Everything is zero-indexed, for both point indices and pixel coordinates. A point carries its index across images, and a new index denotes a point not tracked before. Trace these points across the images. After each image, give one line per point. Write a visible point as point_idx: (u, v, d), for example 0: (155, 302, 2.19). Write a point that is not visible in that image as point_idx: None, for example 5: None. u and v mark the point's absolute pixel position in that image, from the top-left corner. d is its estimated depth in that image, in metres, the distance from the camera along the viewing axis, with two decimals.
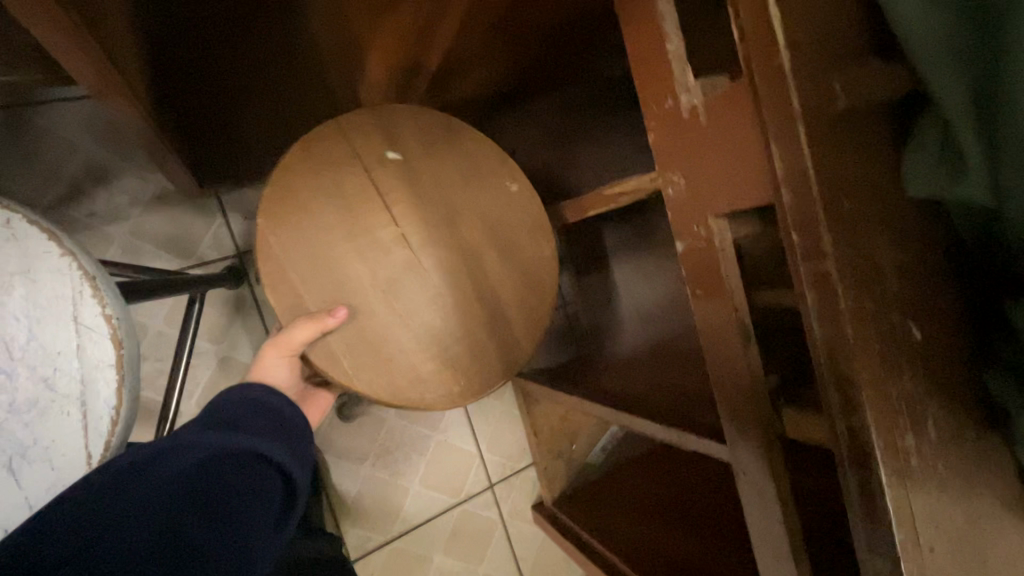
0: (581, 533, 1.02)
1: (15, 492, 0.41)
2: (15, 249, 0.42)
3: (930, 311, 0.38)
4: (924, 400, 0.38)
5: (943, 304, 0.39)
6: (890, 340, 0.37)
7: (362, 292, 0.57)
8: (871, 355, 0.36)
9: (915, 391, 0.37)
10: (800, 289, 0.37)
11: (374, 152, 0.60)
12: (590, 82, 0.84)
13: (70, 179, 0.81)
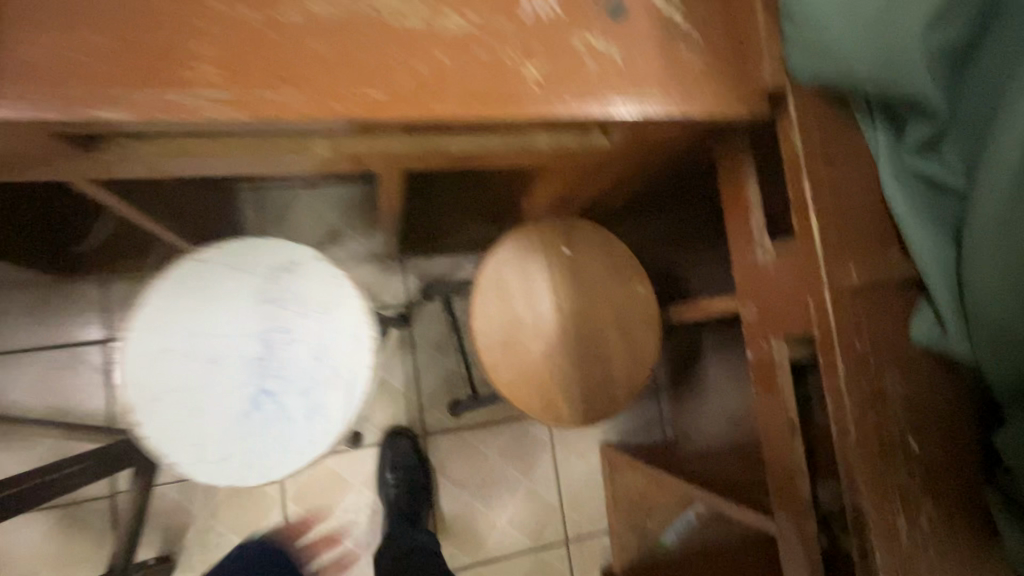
0: None
1: (308, 433, 0.68)
2: (337, 289, 0.72)
3: (933, 433, 0.53)
4: (920, 498, 0.52)
5: (947, 430, 0.53)
6: (891, 447, 0.52)
7: (523, 348, 0.78)
8: (872, 454, 0.52)
9: (912, 489, 0.52)
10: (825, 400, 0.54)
11: (554, 248, 0.81)
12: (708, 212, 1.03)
13: (319, 238, 1.18)
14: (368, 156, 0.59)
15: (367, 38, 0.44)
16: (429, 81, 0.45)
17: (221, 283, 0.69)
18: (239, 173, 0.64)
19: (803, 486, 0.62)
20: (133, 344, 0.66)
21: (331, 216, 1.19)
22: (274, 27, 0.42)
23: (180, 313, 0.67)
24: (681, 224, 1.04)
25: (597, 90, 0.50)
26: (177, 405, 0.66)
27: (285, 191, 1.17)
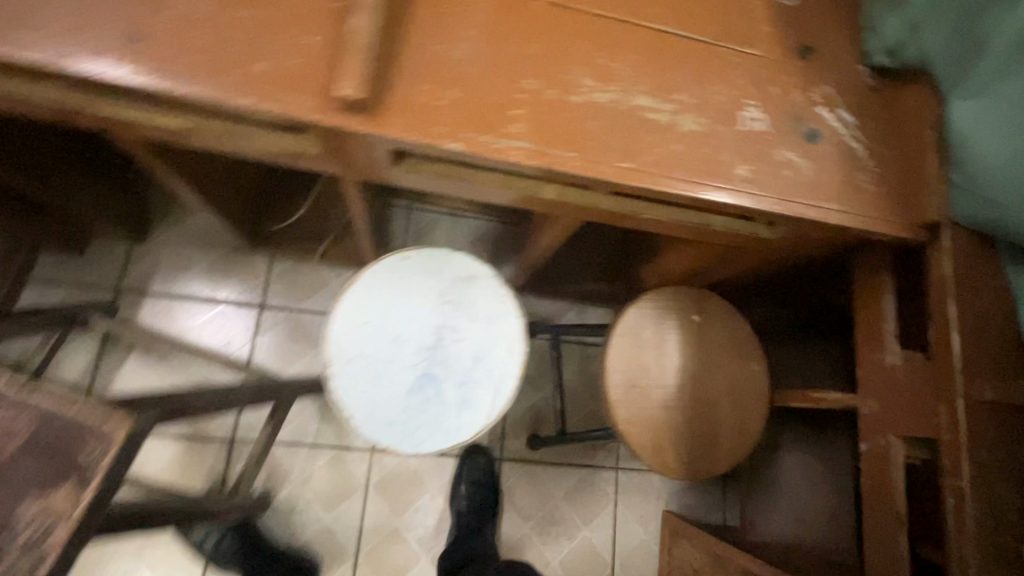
0: None
1: (455, 423, 0.80)
2: (504, 305, 0.84)
3: None
4: None
5: None
6: (1001, 553, 0.59)
7: (645, 390, 0.87)
8: (983, 556, 0.58)
9: None
10: (945, 498, 0.61)
11: (686, 312, 0.91)
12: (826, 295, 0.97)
13: None
14: (573, 208, 0.73)
15: (627, 127, 0.59)
16: (664, 165, 0.59)
17: (417, 279, 0.83)
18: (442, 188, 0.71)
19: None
20: (340, 311, 0.80)
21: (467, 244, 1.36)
22: (567, 109, 0.57)
23: (380, 295, 0.82)
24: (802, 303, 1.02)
25: (789, 195, 0.62)
26: (363, 369, 0.79)
27: (432, 215, 1.36)
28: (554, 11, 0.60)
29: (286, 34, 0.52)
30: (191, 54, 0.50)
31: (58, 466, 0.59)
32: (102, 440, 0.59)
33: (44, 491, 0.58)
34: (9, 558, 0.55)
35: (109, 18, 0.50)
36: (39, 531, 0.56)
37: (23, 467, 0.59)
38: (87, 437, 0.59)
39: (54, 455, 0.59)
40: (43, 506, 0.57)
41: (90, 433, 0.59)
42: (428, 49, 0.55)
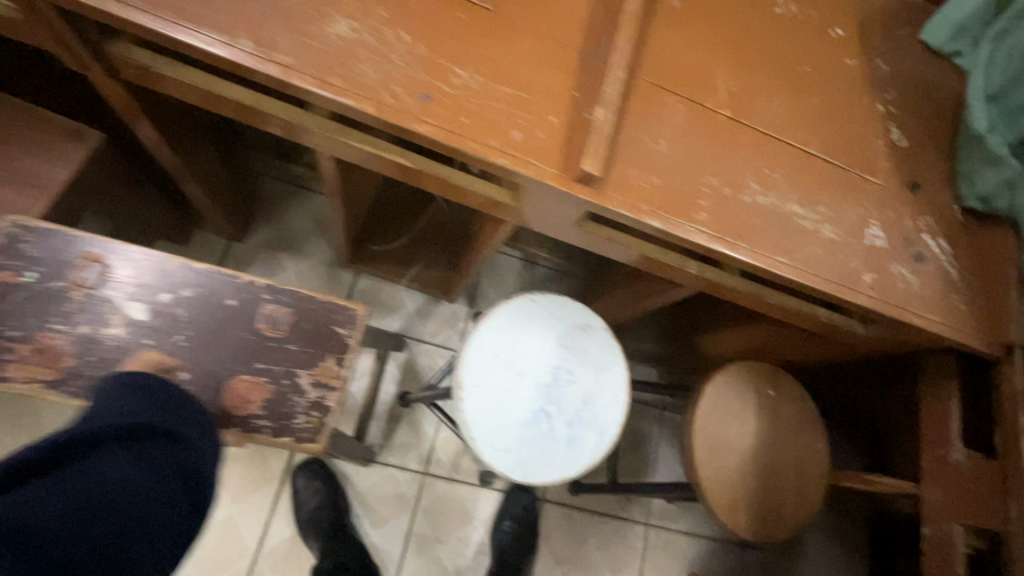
0: None
1: (564, 457, 0.87)
2: (613, 355, 0.93)
3: None
4: None
5: None
6: None
7: (727, 452, 0.96)
8: None
9: None
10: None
11: (764, 387, 1.01)
12: (884, 389, 1.06)
13: None
14: (701, 283, 0.83)
15: (784, 228, 0.71)
16: (810, 264, 0.71)
17: (542, 321, 0.92)
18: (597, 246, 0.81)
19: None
20: (473, 340, 0.88)
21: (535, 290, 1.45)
22: (739, 206, 0.69)
23: (509, 331, 0.90)
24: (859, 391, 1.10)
25: (902, 302, 0.74)
26: (488, 397, 0.86)
27: (506, 258, 1.46)
28: (731, 124, 0.72)
29: (536, 113, 0.63)
30: (464, 117, 0.60)
31: (313, 344, 0.69)
32: (352, 321, 0.71)
33: (309, 364, 0.68)
34: (298, 414, 0.67)
35: (403, 70, 0.60)
36: (318, 397, 0.68)
37: (283, 345, 0.68)
38: (336, 318, 0.71)
39: (311, 334, 0.70)
40: (316, 379, 0.68)
41: (341, 312, 0.71)
42: (640, 140, 0.67)
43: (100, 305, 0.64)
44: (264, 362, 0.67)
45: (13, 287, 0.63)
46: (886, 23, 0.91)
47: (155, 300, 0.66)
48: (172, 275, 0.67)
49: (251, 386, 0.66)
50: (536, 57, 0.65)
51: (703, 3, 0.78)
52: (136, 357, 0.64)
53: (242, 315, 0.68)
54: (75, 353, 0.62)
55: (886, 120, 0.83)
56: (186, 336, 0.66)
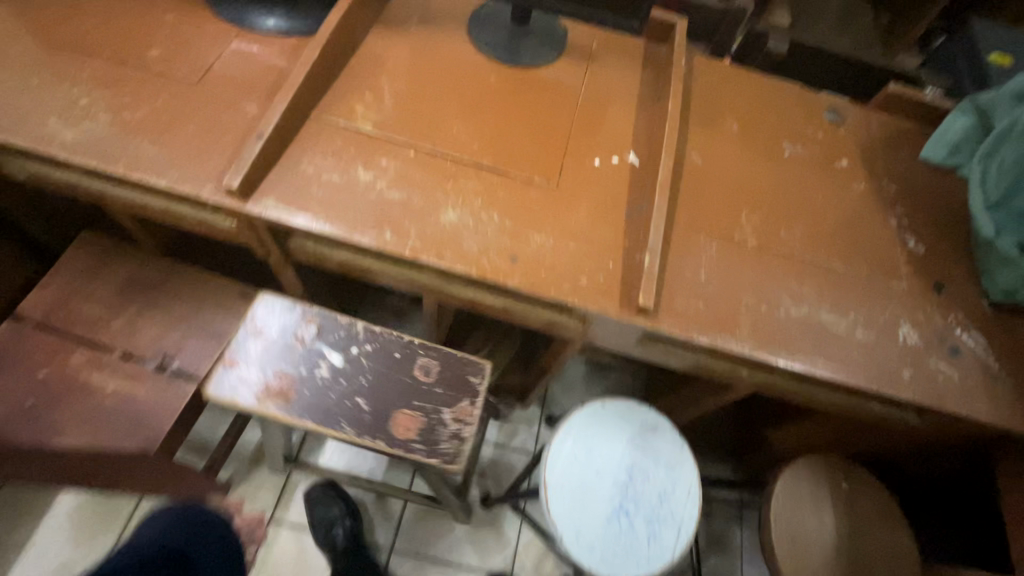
0: None
1: (646, 554, 0.93)
2: (684, 453, 1.02)
3: None
4: None
5: None
6: None
7: (809, 548, 0.98)
8: None
9: None
10: None
11: (836, 478, 1.05)
12: (962, 480, 1.05)
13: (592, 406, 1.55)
14: (755, 386, 0.93)
15: (817, 335, 0.82)
16: (848, 365, 0.81)
17: (615, 424, 1.03)
18: (657, 360, 0.95)
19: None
20: (555, 444, 0.99)
21: (600, 393, 1.57)
22: (775, 320, 0.82)
23: (587, 433, 1.01)
24: (939, 485, 1.10)
25: (946, 396, 0.81)
26: (573, 495, 0.96)
27: (572, 363, 1.60)
28: (758, 251, 0.88)
29: (598, 262, 0.82)
30: (543, 270, 0.79)
31: (456, 388, 0.84)
32: (483, 372, 0.86)
33: (453, 403, 0.83)
34: (444, 444, 0.80)
35: (496, 240, 0.81)
36: (461, 428, 0.81)
37: (433, 388, 0.83)
38: (471, 368, 0.86)
39: (453, 380, 0.85)
40: (457, 415, 0.82)
41: (476, 364, 0.87)
42: (682, 274, 0.83)
43: (311, 352, 0.82)
44: (420, 401, 0.82)
45: (255, 337, 0.82)
46: (885, 149, 1.07)
47: (349, 351, 0.83)
48: (357, 332, 0.85)
49: (410, 420, 0.80)
50: (593, 218, 0.86)
51: (720, 158, 0.98)
52: (333, 392, 0.80)
53: (405, 363, 0.85)
54: (294, 387, 0.79)
55: (901, 233, 0.96)
56: (367, 378, 0.82)
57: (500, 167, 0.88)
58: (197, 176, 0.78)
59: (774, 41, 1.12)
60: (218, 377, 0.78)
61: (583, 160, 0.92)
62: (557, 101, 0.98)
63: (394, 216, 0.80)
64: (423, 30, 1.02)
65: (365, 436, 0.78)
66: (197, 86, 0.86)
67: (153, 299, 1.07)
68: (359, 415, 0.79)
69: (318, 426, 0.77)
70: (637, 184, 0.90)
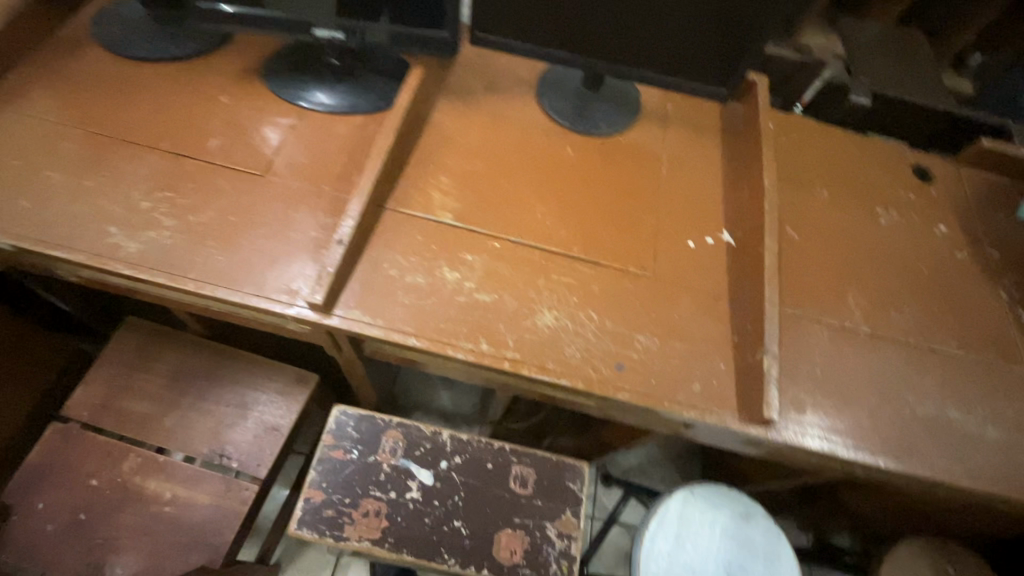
0: None
1: None
2: (780, 545, 0.95)
3: None
4: None
5: None
6: None
7: None
8: None
9: None
10: None
11: (942, 564, 0.98)
12: None
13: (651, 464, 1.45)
14: (866, 481, 0.86)
15: (948, 436, 0.76)
16: (985, 469, 0.74)
17: (704, 517, 0.96)
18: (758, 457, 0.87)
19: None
20: (645, 542, 0.93)
21: (657, 452, 1.47)
22: (900, 420, 0.76)
23: (676, 529, 0.94)
24: None
25: None
26: None
27: None
28: (872, 340, 0.82)
29: (708, 363, 0.75)
30: (653, 376, 0.73)
31: (553, 498, 0.81)
32: (580, 476, 0.84)
33: (554, 517, 0.80)
34: (552, 564, 0.77)
35: (599, 344, 0.74)
36: (565, 545, 0.78)
37: (532, 500, 0.81)
38: (566, 474, 0.83)
39: (551, 490, 0.82)
40: (560, 529, 0.79)
41: (571, 469, 0.84)
42: (798, 373, 0.77)
43: (400, 474, 0.79)
44: (521, 517, 0.79)
45: (343, 462, 0.79)
46: (981, 210, 1.00)
47: (439, 467, 0.81)
48: (445, 445, 0.83)
49: (513, 539, 0.77)
50: (696, 311, 0.79)
51: (817, 231, 0.91)
52: (429, 517, 0.77)
53: (499, 475, 0.82)
54: (388, 515, 0.77)
55: (1014, 307, 0.89)
56: (462, 498, 0.79)
57: (592, 256, 0.81)
58: (275, 288, 0.71)
59: (856, 94, 1.05)
60: (313, 510, 0.76)
61: (677, 243, 0.85)
62: (640, 173, 0.91)
63: (487, 322, 0.73)
64: (490, 99, 0.95)
65: (469, 563, 0.75)
66: (264, 179, 0.79)
67: (204, 388, 0.98)
68: (457, 540, 0.76)
69: (419, 557, 0.75)
70: (736, 267, 0.84)
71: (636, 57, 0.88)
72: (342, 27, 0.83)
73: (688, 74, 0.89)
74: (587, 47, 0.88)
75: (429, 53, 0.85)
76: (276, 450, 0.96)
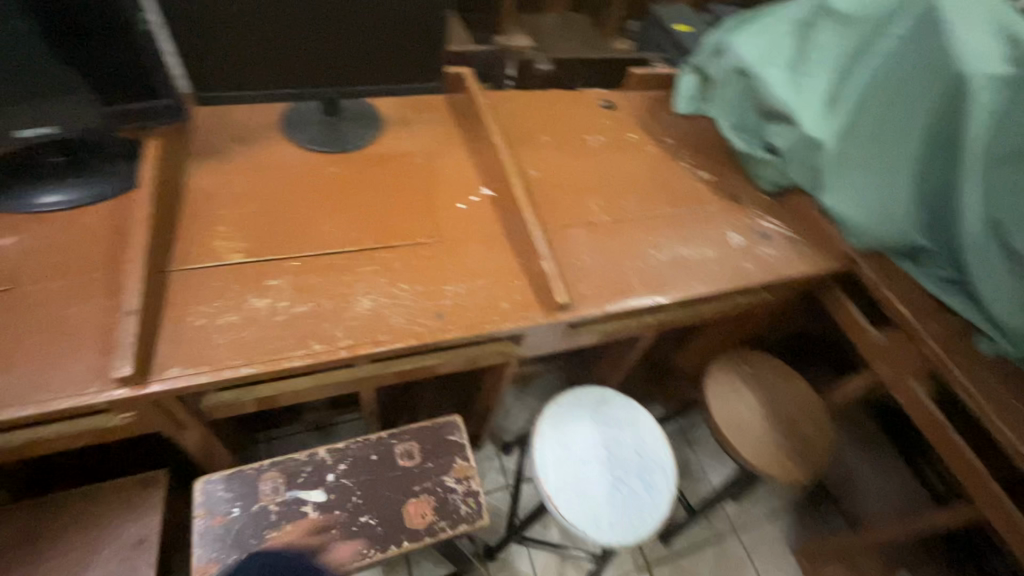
0: None
1: (653, 502, 1.05)
2: (635, 406, 1.17)
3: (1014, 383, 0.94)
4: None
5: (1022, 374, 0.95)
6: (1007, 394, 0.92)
7: (749, 425, 1.19)
8: (996, 397, 0.91)
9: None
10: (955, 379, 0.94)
11: (739, 365, 1.29)
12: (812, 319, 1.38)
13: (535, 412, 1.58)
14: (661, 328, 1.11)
15: (683, 266, 1.03)
16: (712, 278, 1.03)
17: (572, 416, 1.13)
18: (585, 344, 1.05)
19: (994, 483, 0.90)
20: (537, 458, 1.06)
21: (536, 401, 1.60)
22: (651, 269, 1.01)
23: (556, 436, 1.09)
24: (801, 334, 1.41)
25: (778, 270, 1.07)
26: (574, 493, 1.03)
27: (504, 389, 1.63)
28: (614, 224, 1.06)
29: (508, 284, 0.91)
30: (470, 311, 0.86)
31: (441, 455, 0.89)
32: (456, 427, 0.92)
33: (447, 469, 0.88)
34: (461, 507, 0.85)
35: (416, 307, 0.85)
36: (466, 486, 0.87)
37: (423, 466, 0.87)
38: (444, 431, 0.91)
39: (436, 450, 0.89)
40: (457, 476, 0.87)
41: (447, 425, 0.92)
42: (572, 267, 0.97)
43: (291, 505, 0.80)
44: (419, 484, 0.86)
45: (227, 524, 0.77)
46: (651, 115, 1.35)
47: (327, 482, 0.83)
48: (325, 461, 0.85)
49: (420, 505, 0.84)
50: (483, 252, 0.95)
51: (551, 166, 1.15)
52: (335, 527, 0.80)
53: (386, 460, 0.87)
54: (294, 546, 0.77)
55: (693, 170, 1.24)
56: (360, 496, 0.83)
57: (385, 243, 0.92)
58: (76, 382, 0.68)
59: (540, 63, 1.40)
60: None
61: (452, 208, 1.01)
62: (400, 167, 1.06)
63: (310, 327, 0.79)
64: (241, 149, 1.01)
65: (388, 544, 0.80)
66: (17, 293, 0.74)
67: (34, 553, 0.85)
68: (370, 532, 0.80)
69: (341, 565, 0.77)
70: (502, 210, 1.02)
71: (354, 77, 1.02)
72: (49, 122, 0.82)
73: (404, 79, 1.05)
74: (309, 77, 0.99)
75: (156, 121, 0.88)
76: (152, 559, 0.87)
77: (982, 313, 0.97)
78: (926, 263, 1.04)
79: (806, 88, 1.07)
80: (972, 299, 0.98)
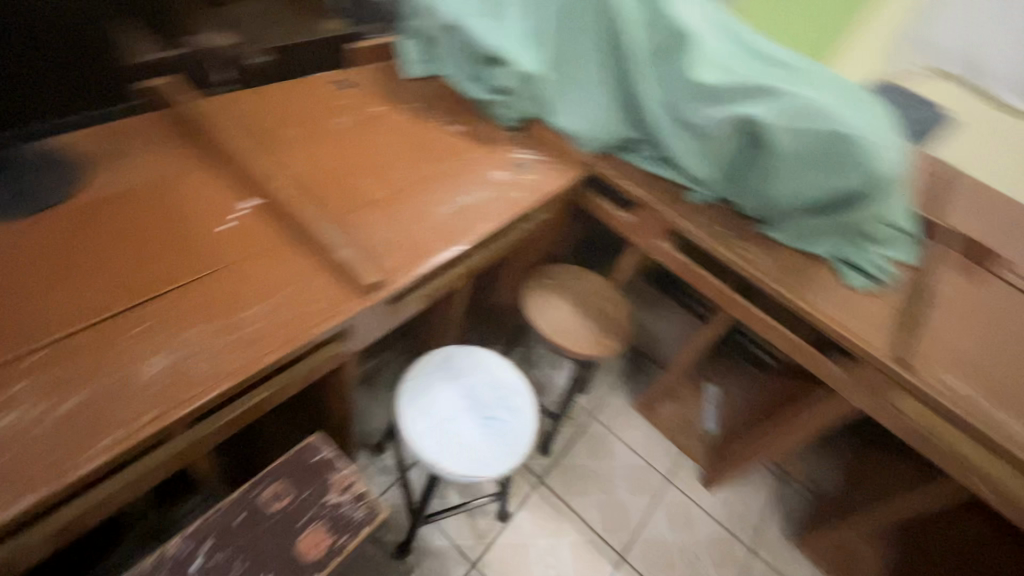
0: (734, 453, 1.54)
1: (523, 422, 1.16)
2: (478, 350, 1.24)
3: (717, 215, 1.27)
4: (730, 236, 1.23)
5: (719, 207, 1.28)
6: (715, 225, 1.25)
7: (568, 326, 1.38)
8: (709, 230, 1.23)
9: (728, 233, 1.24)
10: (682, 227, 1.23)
11: (544, 282, 1.47)
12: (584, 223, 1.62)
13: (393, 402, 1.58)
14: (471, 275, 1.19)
15: (465, 214, 1.11)
16: (494, 215, 1.14)
17: (427, 384, 1.17)
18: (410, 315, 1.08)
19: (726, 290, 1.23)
20: (410, 435, 1.09)
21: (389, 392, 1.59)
22: (440, 226, 1.07)
23: (419, 407, 1.13)
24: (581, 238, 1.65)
25: (541, 191, 1.23)
26: (454, 448, 1.09)
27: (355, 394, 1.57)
28: (392, 196, 1.09)
29: (310, 288, 0.88)
30: (280, 329, 0.82)
31: (314, 479, 0.84)
32: (319, 444, 0.87)
33: (326, 489, 0.84)
34: (356, 514, 0.83)
35: (216, 349, 0.79)
36: (353, 494, 0.84)
37: (300, 498, 0.82)
38: (308, 454, 0.86)
39: (307, 476, 0.84)
40: (339, 489, 0.84)
41: (308, 447, 0.86)
42: (367, 249, 0.97)
43: None
44: (303, 517, 0.81)
45: None
46: (387, 83, 1.37)
47: (197, 569, 0.74)
48: (184, 550, 0.76)
49: (312, 535, 0.80)
50: (269, 267, 0.90)
51: (306, 159, 1.10)
52: None
53: (256, 513, 0.80)
54: None
55: (444, 125, 1.31)
56: (242, 562, 0.76)
57: (148, 298, 0.81)
58: None
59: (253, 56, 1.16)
60: None
61: (215, 233, 0.91)
62: (130, 210, 0.91)
63: (96, 422, 0.70)
64: None
65: None
66: None
67: None
68: None
69: None
70: (272, 218, 0.96)
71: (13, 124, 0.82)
72: None
73: (79, 92, 0.89)
74: None
75: None
76: None
77: (682, 173, 1.27)
78: (638, 151, 1.32)
79: (508, 31, 1.22)
80: (673, 166, 1.29)
